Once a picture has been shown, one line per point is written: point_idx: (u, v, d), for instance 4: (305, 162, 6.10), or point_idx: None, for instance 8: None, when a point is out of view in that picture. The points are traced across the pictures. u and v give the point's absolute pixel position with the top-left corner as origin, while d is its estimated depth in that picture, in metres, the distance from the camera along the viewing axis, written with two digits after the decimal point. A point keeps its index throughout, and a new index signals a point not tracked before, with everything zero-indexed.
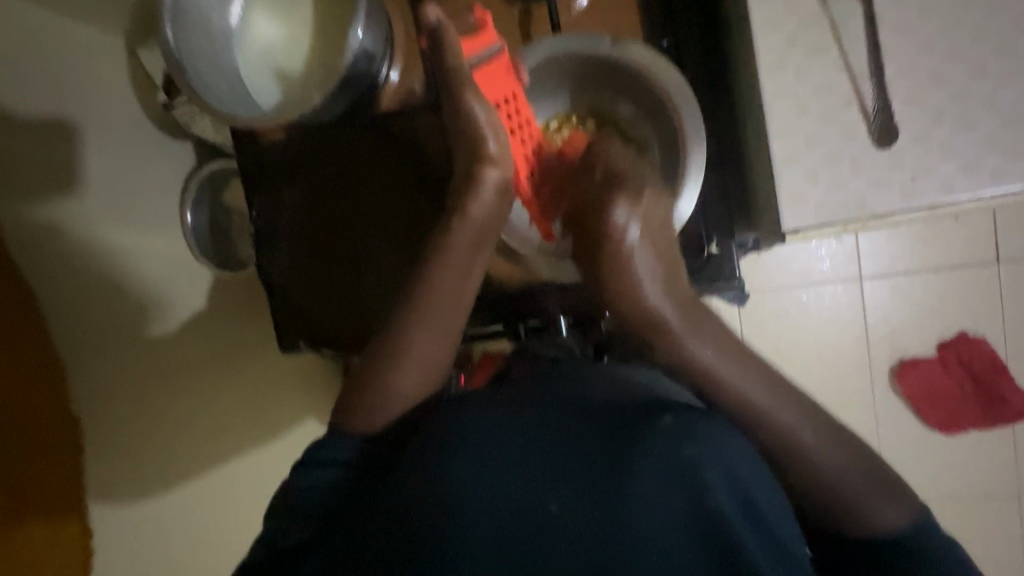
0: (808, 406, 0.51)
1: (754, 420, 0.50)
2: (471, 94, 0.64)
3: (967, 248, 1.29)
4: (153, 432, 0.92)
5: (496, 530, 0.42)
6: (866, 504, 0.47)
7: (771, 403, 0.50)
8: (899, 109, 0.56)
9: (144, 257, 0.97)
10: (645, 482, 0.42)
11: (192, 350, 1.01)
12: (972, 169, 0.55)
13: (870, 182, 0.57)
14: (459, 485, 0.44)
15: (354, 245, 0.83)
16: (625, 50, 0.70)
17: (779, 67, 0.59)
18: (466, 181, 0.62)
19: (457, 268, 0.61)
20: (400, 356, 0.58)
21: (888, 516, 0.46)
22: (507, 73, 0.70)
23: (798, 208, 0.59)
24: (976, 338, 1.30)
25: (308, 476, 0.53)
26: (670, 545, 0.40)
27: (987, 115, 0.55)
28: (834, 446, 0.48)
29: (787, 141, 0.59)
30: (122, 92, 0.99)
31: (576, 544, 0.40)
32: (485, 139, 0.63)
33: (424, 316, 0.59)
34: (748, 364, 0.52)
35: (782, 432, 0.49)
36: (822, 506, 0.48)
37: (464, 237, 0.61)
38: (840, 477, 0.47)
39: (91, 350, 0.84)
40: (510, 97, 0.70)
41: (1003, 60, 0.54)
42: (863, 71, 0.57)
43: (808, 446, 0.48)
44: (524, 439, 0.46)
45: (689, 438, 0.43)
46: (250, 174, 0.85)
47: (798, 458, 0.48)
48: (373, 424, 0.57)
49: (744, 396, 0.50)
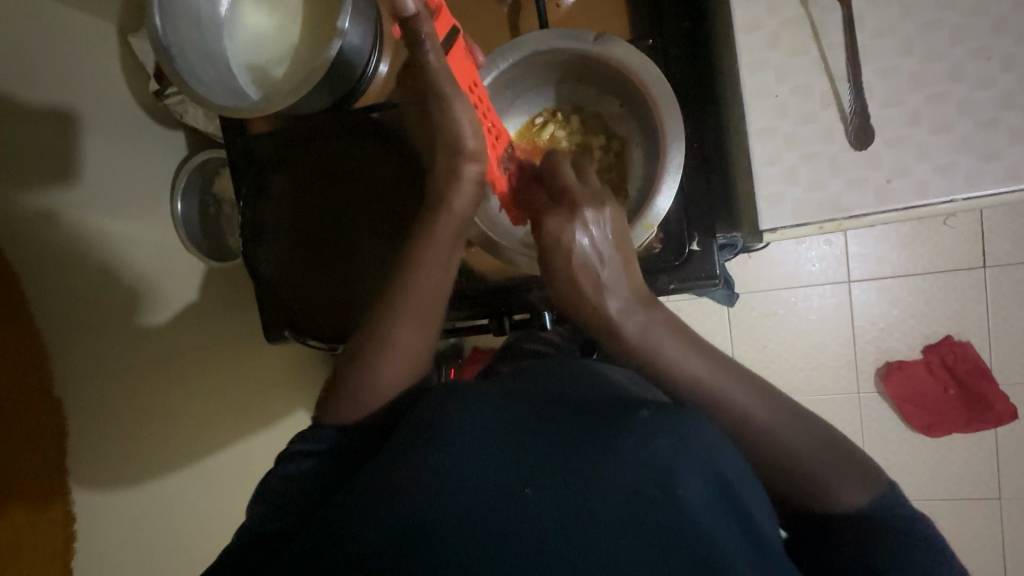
0: (779, 395, 0.52)
1: (732, 417, 0.51)
2: (449, 85, 0.59)
3: (956, 252, 1.30)
4: (135, 420, 0.92)
5: (472, 507, 0.42)
6: (831, 482, 0.48)
7: (723, 384, 0.51)
8: (876, 112, 0.57)
9: (134, 247, 0.97)
10: (619, 482, 0.42)
11: (179, 342, 1.02)
12: (944, 174, 0.56)
13: (847, 183, 0.58)
14: (443, 467, 0.44)
15: (339, 238, 0.84)
16: (606, 48, 0.69)
17: (761, 67, 0.60)
18: (448, 176, 0.61)
19: (435, 262, 0.61)
20: (388, 349, 0.58)
21: (851, 493, 0.48)
22: (466, 59, 0.66)
23: (775, 207, 0.60)
24: (960, 341, 1.31)
25: (287, 468, 0.55)
26: (646, 536, 0.40)
27: (961, 120, 0.55)
28: (793, 427, 0.50)
29: (768, 139, 0.60)
30: (112, 79, 0.98)
31: (553, 531, 0.40)
32: (463, 135, 0.61)
33: (409, 308, 0.59)
34: (683, 340, 0.54)
35: (715, 394, 0.51)
36: (783, 478, 0.49)
37: (447, 228, 0.61)
38: (807, 455, 0.49)
39: (78, 341, 0.84)
40: (472, 85, 0.67)
41: (975, 68, 0.55)
42: (842, 74, 0.58)
43: (774, 428, 0.50)
44: (500, 430, 0.47)
45: (665, 438, 0.44)
46: (237, 164, 0.87)
47: (768, 446, 0.50)
48: (351, 415, 0.58)
49: (679, 365, 0.53)
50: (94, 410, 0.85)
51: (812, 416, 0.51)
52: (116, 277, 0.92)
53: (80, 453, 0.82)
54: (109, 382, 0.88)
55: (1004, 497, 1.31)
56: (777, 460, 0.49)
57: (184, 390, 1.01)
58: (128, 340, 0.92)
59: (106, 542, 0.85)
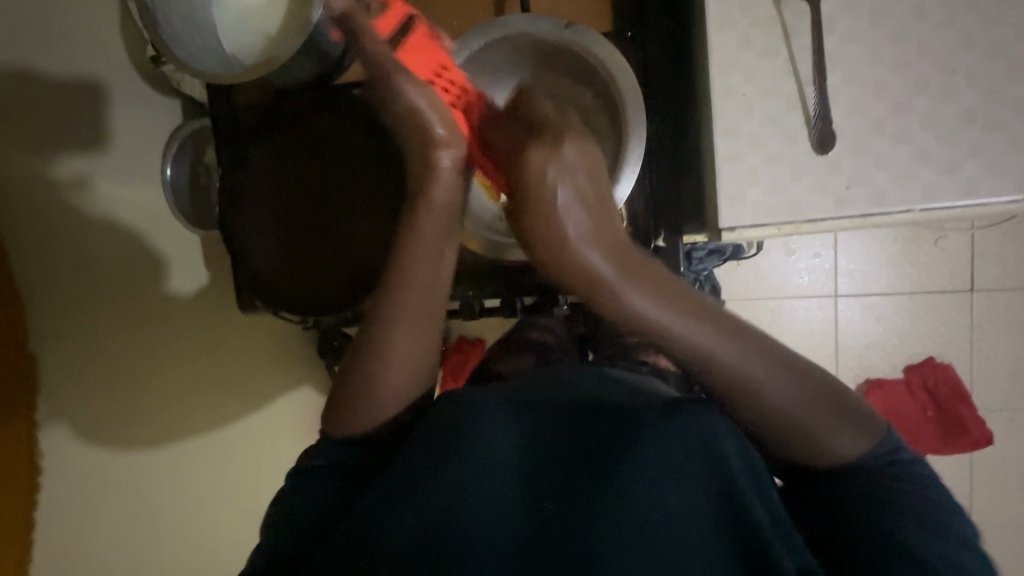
0: (791, 353, 0.48)
1: (732, 384, 0.47)
2: (403, 76, 0.58)
3: (943, 273, 1.30)
4: (124, 381, 0.95)
5: (497, 519, 0.44)
6: (820, 434, 0.47)
7: (715, 346, 0.47)
8: (839, 118, 0.57)
9: (126, 212, 0.97)
10: (648, 494, 0.44)
11: (162, 306, 1.02)
12: (904, 185, 0.56)
13: (808, 187, 0.58)
14: (464, 480, 0.46)
15: (327, 218, 0.84)
16: (579, 37, 0.70)
17: (730, 67, 0.60)
18: (424, 167, 0.58)
19: (430, 255, 0.57)
20: (383, 356, 0.56)
21: (844, 444, 0.47)
22: (428, 45, 0.65)
23: (736, 206, 0.60)
24: (942, 363, 1.31)
25: (302, 484, 0.56)
26: (679, 538, 0.43)
27: (923, 132, 0.55)
28: (793, 388, 0.47)
29: (732, 140, 0.59)
30: (109, 39, 0.98)
31: (591, 535, 0.42)
32: (432, 124, 0.58)
33: (402, 315, 0.56)
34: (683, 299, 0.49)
35: (718, 367, 0.47)
36: (778, 438, 0.48)
37: (434, 225, 0.56)
38: (803, 414, 0.47)
39: (59, 299, 0.85)
40: (441, 68, 0.66)
41: (938, 80, 0.55)
42: (808, 78, 0.58)
43: (763, 383, 0.47)
44: (519, 441, 0.49)
45: (681, 441, 0.46)
46: (219, 132, 0.85)
47: (752, 400, 0.47)
48: (354, 432, 0.57)
49: (700, 350, 0.47)
50: (74, 369, 0.87)
51: (808, 365, 0.48)
52: (106, 237, 0.92)
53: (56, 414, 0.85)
54: (92, 345, 0.90)
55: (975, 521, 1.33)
56: (760, 411, 0.47)
57: (187, 367, 1.06)
58: (118, 304, 0.94)
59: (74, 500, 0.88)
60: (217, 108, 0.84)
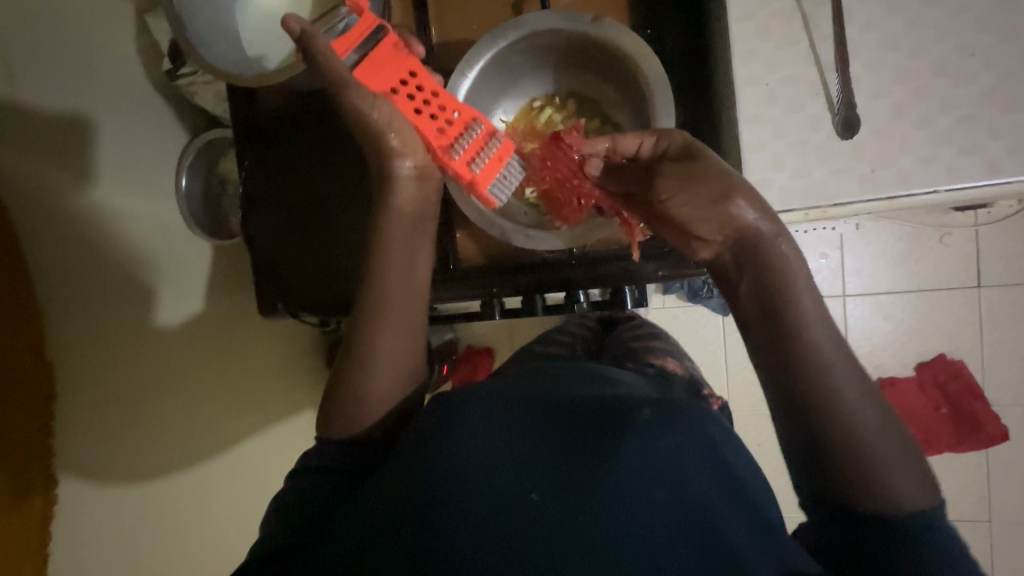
0: (870, 381, 0.47)
1: (824, 388, 0.45)
2: (356, 93, 0.56)
3: (950, 270, 1.31)
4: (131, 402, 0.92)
5: (484, 511, 0.43)
6: (883, 476, 0.43)
7: (818, 327, 0.46)
8: (861, 103, 0.58)
9: (137, 222, 0.97)
10: (633, 488, 0.44)
11: (169, 318, 1.00)
12: (927, 166, 0.57)
13: (833, 170, 0.59)
14: (455, 477, 0.45)
15: (329, 222, 0.85)
16: (603, 31, 0.70)
17: (752, 58, 0.61)
18: (385, 178, 0.58)
19: (405, 243, 0.58)
20: (373, 351, 0.57)
21: (902, 491, 0.43)
22: (394, 53, 0.61)
23: (762, 192, 0.61)
24: (954, 360, 1.32)
25: (299, 485, 0.55)
26: (663, 532, 0.42)
27: (944, 114, 0.57)
28: (873, 407, 0.45)
29: (756, 127, 0.61)
30: (129, 51, 1.00)
31: (572, 528, 0.42)
32: (386, 135, 0.58)
33: (386, 315, 0.57)
34: (820, 311, 0.47)
35: (822, 366, 0.45)
36: (833, 471, 0.44)
37: (396, 230, 0.58)
38: (873, 446, 0.44)
39: (72, 318, 0.83)
40: (407, 76, 0.60)
41: (957, 63, 0.56)
42: (829, 65, 0.59)
43: (852, 402, 0.45)
44: (514, 433, 0.49)
45: (668, 436, 0.48)
46: (236, 137, 0.86)
47: (832, 404, 0.45)
48: (350, 425, 0.57)
49: (807, 335, 0.46)
50: (87, 388, 0.85)
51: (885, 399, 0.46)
52: (117, 249, 0.92)
53: (67, 436, 0.82)
54: (100, 362, 0.87)
55: (993, 520, 1.32)
56: (841, 430, 0.44)
57: (201, 388, 1.05)
58: (122, 317, 0.91)
59: (77, 528, 0.83)
60: (234, 113, 0.86)
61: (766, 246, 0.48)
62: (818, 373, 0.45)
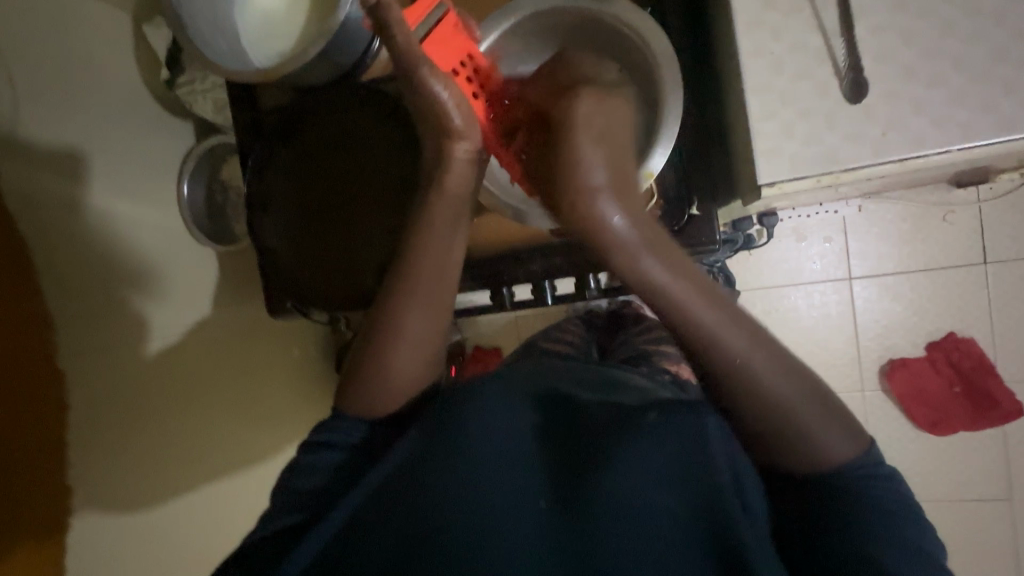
0: (783, 351, 0.49)
1: (721, 359, 0.48)
2: (427, 69, 0.58)
3: (956, 248, 1.31)
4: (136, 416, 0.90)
5: (497, 504, 0.46)
6: (817, 436, 0.47)
7: (722, 328, 0.49)
8: (869, 66, 0.58)
9: (140, 229, 0.97)
10: (635, 482, 0.45)
11: (169, 324, 0.98)
12: (940, 127, 0.57)
13: (844, 137, 0.59)
14: (469, 471, 0.47)
15: (339, 217, 0.85)
16: (606, 8, 0.72)
17: (758, 27, 0.61)
18: (437, 156, 0.59)
19: (444, 225, 0.57)
20: (399, 334, 0.56)
21: (836, 450, 0.47)
22: (456, 32, 0.68)
23: (773, 160, 0.61)
24: (964, 338, 1.31)
25: (308, 462, 0.53)
26: (660, 526, 0.44)
27: (955, 73, 0.57)
28: (785, 376, 0.48)
29: (764, 96, 0.61)
30: (129, 60, 1.00)
31: (577, 519, 0.44)
32: (450, 116, 0.58)
33: (414, 296, 0.56)
34: (697, 285, 0.51)
35: (712, 345, 0.49)
36: (773, 441, 0.48)
37: (442, 210, 0.58)
38: (804, 416, 0.47)
39: (76, 326, 0.81)
40: (465, 58, 0.69)
41: (963, 23, 0.57)
42: (835, 31, 0.59)
43: (747, 359, 0.48)
44: (521, 432, 0.50)
45: (673, 432, 0.48)
46: (243, 135, 0.89)
47: (752, 382, 0.48)
48: (371, 405, 0.56)
49: (692, 318, 0.49)
50: (94, 401, 0.82)
51: (810, 372, 0.49)
52: (118, 255, 0.90)
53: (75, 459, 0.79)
54: (106, 372, 0.85)
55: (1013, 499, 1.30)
56: (758, 402, 0.47)
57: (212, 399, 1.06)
58: (118, 325, 0.88)
59: (96, 549, 0.81)
60: (241, 117, 0.88)
61: (632, 257, 0.53)
62: (709, 357, 0.49)
